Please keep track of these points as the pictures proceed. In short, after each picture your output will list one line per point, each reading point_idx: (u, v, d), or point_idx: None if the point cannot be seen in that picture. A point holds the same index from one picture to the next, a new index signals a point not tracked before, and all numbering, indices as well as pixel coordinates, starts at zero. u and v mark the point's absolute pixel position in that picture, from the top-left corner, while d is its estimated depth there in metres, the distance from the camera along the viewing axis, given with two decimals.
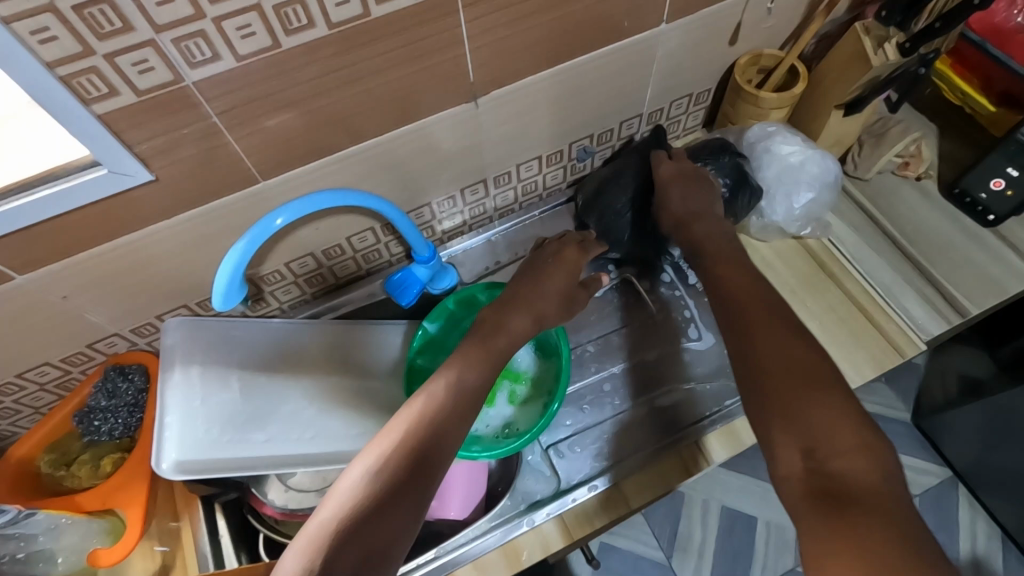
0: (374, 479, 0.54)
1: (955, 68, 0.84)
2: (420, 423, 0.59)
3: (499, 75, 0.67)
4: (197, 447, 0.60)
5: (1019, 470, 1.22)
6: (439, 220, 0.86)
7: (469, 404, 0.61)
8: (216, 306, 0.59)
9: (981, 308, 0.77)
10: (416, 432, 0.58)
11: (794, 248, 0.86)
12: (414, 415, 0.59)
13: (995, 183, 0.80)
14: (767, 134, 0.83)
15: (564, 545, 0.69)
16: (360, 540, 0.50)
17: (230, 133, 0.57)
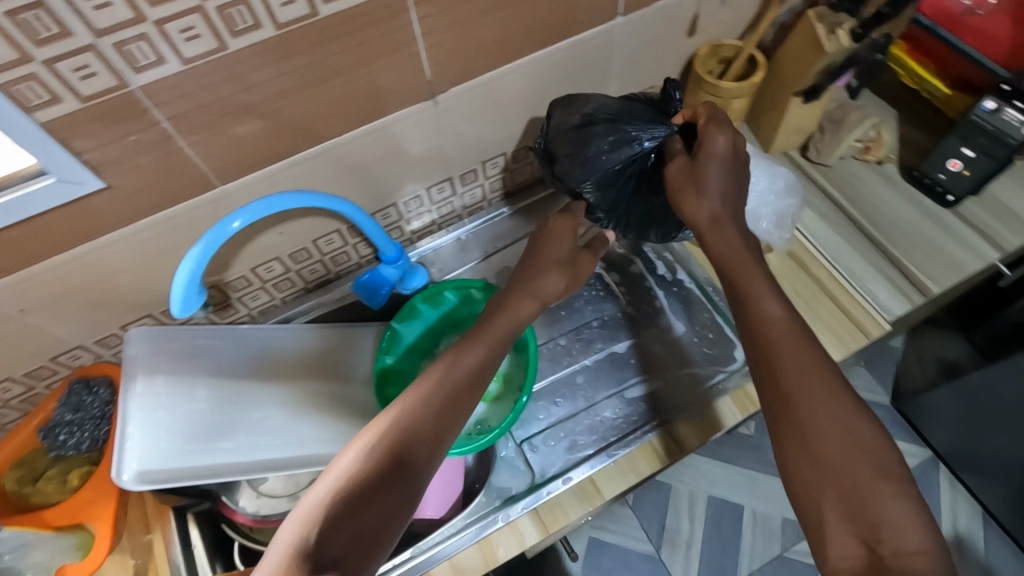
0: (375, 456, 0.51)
1: (910, 53, 0.86)
2: (426, 401, 0.56)
3: (457, 72, 0.67)
4: (162, 457, 0.59)
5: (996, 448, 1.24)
6: (407, 220, 0.86)
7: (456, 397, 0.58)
8: (174, 313, 0.58)
9: (942, 287, 0.79)
10: (420, 411, 0.55)
11: None
12: (421, 393, 0.56)
13: (952, 164, 0.81)
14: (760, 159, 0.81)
15: (540, 538, 0.69)
16: (360, 517, 0.48)
17: (182, 138, 0.56)
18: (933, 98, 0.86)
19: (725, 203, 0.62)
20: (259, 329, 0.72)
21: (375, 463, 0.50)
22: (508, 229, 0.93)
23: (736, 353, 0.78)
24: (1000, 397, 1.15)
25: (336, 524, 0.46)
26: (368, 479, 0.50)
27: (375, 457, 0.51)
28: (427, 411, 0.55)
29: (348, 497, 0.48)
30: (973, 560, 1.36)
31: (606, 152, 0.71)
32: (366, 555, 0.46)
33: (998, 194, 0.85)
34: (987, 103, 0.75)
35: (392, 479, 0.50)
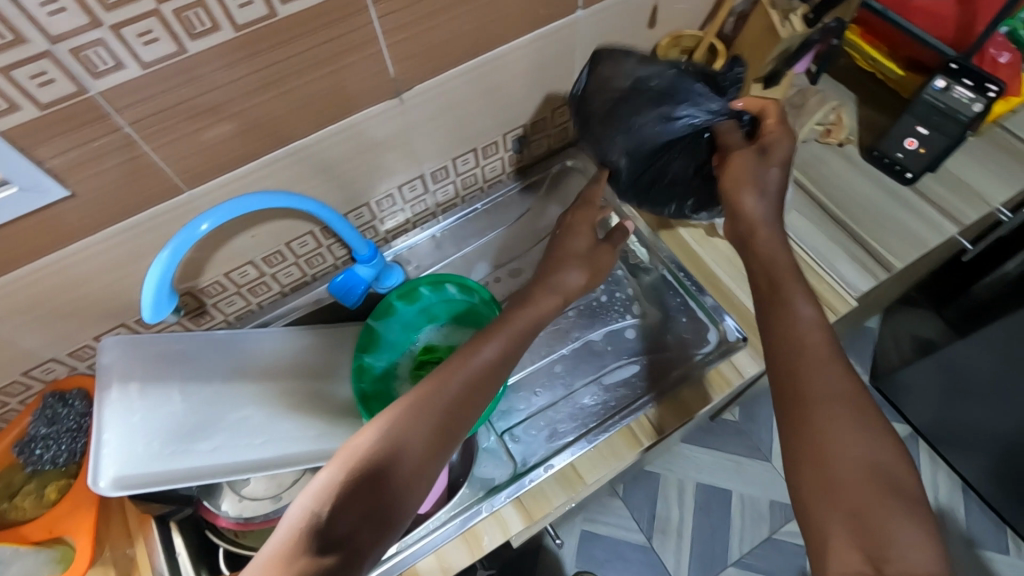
0: (392, 438, 0.53)
1: (864, 38, 0.89)
2: (433, 394, 0.57)
3: (422, 69, 0.68)
4: (137, 463, 0.59)
5: (973, 420, 1.27)
6: (380, 219, 0.86)
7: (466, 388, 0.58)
8: (147, 319, 0.58)
9: (904, 262, 0.81)
10: (427, 403, 0.56)
11: None
12: (430, 387, 0.57)
13: (909, 142, 0.84)
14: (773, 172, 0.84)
15: (524, 526, 0.70)
16: (371, 499, 0.50)
17: (146, 143, 0.57)
18: (887, 79, 0.89)
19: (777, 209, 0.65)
20: (248, 333, 0.73)
21: (381, 454, 0.52)
22: (483, 224, 0.94)
23: (708, 335, 0.80)
24: (972, 370, 1.18)
25: (343, 512, 0.48)
26: (375, 469, 0.51)
27: (381, 447, 0.52)
28: (434, 404, 0.56)
29: (355, 486, 0.50)
30: (956, 531, 1.39)
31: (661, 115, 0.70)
32: (371, 544, 0.48)
33: (954, 170, 0.88)
34: (937, 82, 0.79)
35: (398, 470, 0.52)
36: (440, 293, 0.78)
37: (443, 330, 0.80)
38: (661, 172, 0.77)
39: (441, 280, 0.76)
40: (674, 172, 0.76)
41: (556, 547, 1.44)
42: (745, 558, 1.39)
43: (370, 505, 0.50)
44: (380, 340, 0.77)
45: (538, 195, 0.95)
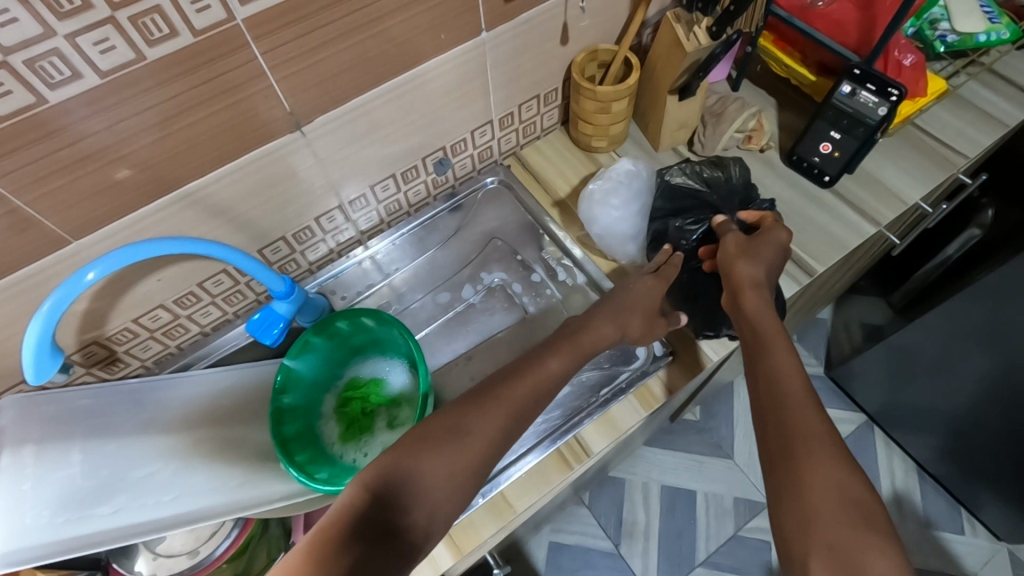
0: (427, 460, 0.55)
1: (776, 43, 0.89)
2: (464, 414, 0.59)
3: (321, 101, 0.66)
4: (33, 532, 0.59)
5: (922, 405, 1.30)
6: (303, 251, 0.84)
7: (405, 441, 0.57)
8: (29, 381, 0.55)
9: (826, 266, 0.82)
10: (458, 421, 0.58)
11: None
12: (465, 407, 0.59)
13: (824, 146, 0.85)
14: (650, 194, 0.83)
15: (454, 561, 0.68)
16: (395, 514, 0.51)
17: (17, 197, 0.53)
18: (801, 85, 0.90)
19: (766, 271, 0.69)
20: (191, 374, 0.71)
21: (408, 463, 0.54)
22: (411, 249, 0.91)
23: (637, 350, 0.79)
24: (914, 358, 1.21)
25: (366, 512, 0.50)
26: (399, 478, 0.53)
27: (407, 457, 0.55)
28: (468, 423, 0.58)
29: (387, 491, 0.52)
30: (911, 514, 1.43)
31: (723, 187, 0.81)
32: (400, 546, 0.49)
33: (869, 169, 0.89)
34: (844, 87, 0.80)
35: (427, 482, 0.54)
36: (359, 325, 0.76)
37: (368, 360, 0.80)
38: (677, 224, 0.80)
39: (357, 315, 0.74)
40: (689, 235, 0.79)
41: (523, 559, 1.42)
42: (712, 557, 1.40)
43: (396, 508, 0.52)
44: (301, 379, 0.74)
45: (466, 215, 0.94)
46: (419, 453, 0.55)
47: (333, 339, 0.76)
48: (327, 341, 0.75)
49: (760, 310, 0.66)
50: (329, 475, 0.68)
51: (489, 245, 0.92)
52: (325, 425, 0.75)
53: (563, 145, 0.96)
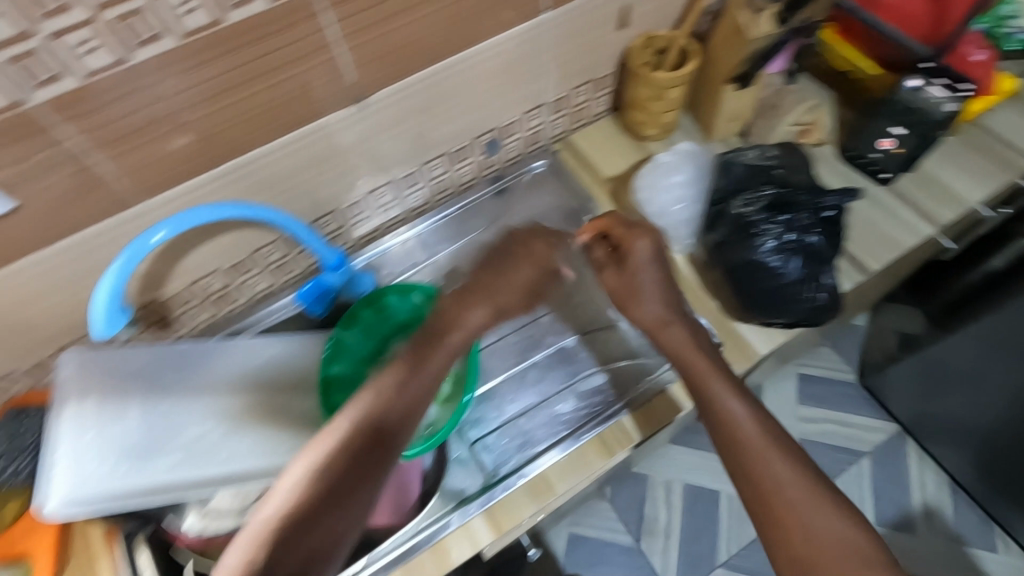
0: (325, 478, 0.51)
1: (838, 34, 0.88)
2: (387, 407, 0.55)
3: (382, 75, 0.67)
4: (94, 481, 0.59)
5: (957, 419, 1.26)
6: (352, 225, 0.85)
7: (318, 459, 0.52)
8: (97, 334, 0.57)
9: (882, 264, 0.81)
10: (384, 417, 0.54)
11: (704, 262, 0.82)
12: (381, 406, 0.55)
13: (884, 143, 0.82)
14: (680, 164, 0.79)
15: (494, 538, 0.69)
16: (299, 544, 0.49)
17: (92, 155, 0.55)
18: (858, 79, 0.88)
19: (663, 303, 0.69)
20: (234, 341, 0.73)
21: (333, 478, 0.51)
22: (454, 230, 0.91)
23: None
24: (948, 370, 1.17)
25: (287, 541, 0.48)
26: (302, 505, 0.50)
27: (336, 469, 0.52)
28: (391, 421, 0.55)
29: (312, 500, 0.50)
30: (941, 528, 1.40)
31: (793, 172, 0.73)
32: None
33: (929, 168, 0.87)
34: (910, 82, 0.77)
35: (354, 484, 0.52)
36: (403, 302, 0.78)
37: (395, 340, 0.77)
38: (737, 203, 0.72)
39: (406, 291, 0.78)
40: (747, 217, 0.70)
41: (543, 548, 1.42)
42: (733, 560, 1.39)
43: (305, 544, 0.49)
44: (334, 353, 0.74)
45: (511, 200, 0.93)
46: (351, 461, 0.52)
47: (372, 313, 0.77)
48: (371, 314, 0.77)
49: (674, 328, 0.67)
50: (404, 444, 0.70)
51: None
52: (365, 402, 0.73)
53: (613, 132, 0.95)
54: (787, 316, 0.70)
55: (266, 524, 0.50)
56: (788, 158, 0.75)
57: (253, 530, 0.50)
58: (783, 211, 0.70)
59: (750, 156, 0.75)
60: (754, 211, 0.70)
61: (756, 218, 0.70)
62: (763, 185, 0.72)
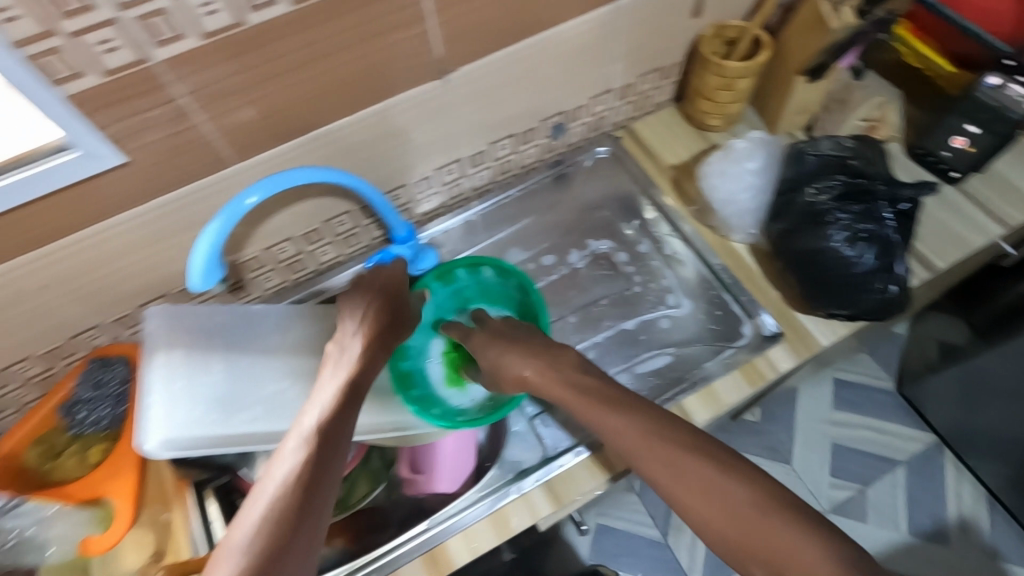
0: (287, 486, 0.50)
1: (914, 32, 0.87)
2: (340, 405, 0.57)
3: (467, 51, 0.68)
4: (185, 425, 0.62)
5: (997, 432, 1.23)
6: (417, 202, 0.87)
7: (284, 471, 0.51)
8: (194, 286, 0.60)
9: (949, 263, 0.80)
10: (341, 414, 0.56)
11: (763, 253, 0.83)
12: (335, 407, 0.57)
13: (956, 141, 0.82)
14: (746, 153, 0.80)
15: (553, 510, 0.70)
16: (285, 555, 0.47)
17: (198, 114, 0.58)
18: (936, 79, 0.87)
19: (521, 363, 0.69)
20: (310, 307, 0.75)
21: (302, 484, 0.51)
22: (514, 212, 0.93)
23: (742, 328, 0.79)
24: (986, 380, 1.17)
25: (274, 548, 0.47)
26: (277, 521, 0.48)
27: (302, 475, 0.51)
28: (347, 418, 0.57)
29: (292, 513, 0.49)
30: (975, 541, 1.37)
31: (867, 162, 0.72)
32: None
33: (1000, 169, 0.86)
34: (991, 79, 0.76)
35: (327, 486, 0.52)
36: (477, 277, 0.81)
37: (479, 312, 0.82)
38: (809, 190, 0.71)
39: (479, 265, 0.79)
40: (818, 203, 0.70)
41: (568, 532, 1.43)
42: None
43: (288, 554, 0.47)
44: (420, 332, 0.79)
45: (571, 186, 0.94)
46: (313, 464, 0.52)
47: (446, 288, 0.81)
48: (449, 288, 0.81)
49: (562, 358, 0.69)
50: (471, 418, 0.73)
51: (593, 215, 0.93)
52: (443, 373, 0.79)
53: (675, 121, 0.95)
54: (853, 308, 0.70)
55: (248, 551, 0.46)
56: (863, 149, 0.74)
57: (234, 561, 0.46)
58: (856, 202, 0.69)
59: (825, 146, 0.74)
60: (828, 198, 0.70)
61: (832, 205, 0.69)
62: (836, 174, 0.71)
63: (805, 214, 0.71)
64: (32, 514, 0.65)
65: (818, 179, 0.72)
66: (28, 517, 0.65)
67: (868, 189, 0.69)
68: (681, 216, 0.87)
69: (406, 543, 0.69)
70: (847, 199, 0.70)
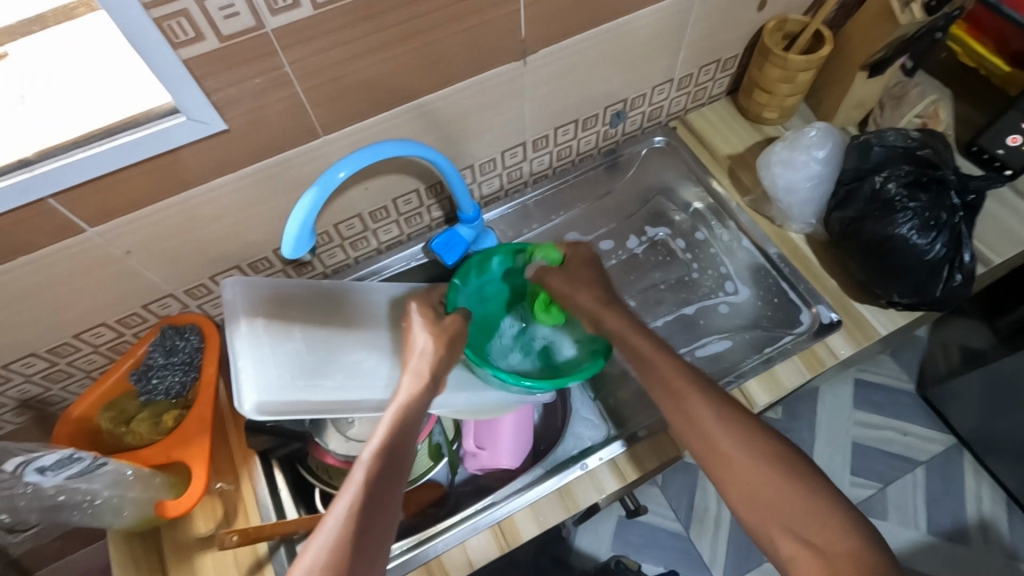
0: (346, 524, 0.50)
1: (970, 32, 0.88)
2: (389, 449, 0.55)
3: (547, 34, 0.70)
4: (275, 390, 0.63)
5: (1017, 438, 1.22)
6: (478, 184, 0.88)
7: (343, 510, 0.51)
8: (286, 255, 0.60)
9: (1003, 257, 0.82)
10: (391, 460, 0.55)
11: (817, 244, 0.85)
12: (389, 446, 0.55)
13: (1012, 139, 0.83)
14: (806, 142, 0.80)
15: (618, 487, 0.72)
16: None
17: (298, 84, 0.59)
18: (990, 75, 0.89)
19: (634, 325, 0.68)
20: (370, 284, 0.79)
21: (360, 524, 0.51)
22: (570, 199, 0.95)
23: (801, 316, 0.81)
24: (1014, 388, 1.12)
25: None
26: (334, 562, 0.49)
27: (359, 514, 0.51)
28: (399, 464, 0.55)
29: (345, 564, 0.49)
30: (995, 542, 1.32)
31: (933, 154, 0.76)
32: None
33: None
34: None
35: (379, 537, 0.52)
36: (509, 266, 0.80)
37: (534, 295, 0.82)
38: (880, 180, 0.76)
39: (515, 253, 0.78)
40: (889, 190, 0.74)
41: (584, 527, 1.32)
42: None
43: None
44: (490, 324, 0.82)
45: (626, 175, 0.96)
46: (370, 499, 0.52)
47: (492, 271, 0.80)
48: (486, 277, 0.79)
49: (622, 329, 0.68)
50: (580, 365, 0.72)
51: (651, 202, 0.96)
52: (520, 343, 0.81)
53: (729, 114, 0.97)
54: (918, 295, 0.74)
55: None
56: (930, 138, 0.78)
57: None
58: (924, 189, 0.74)
59: (893, 141, 0.78)
60: (897, 186, 0.74)
61: (900, 192, 0.74)
62: (903, 164, 0.76)
63: (872, 200, 0.75)
64: (110, 477, 0.64)
65: (891, 168, 0.76)
66: (104, 481, 0.64)
67: (938, 177, 0.73)
68: (734, 202, 0.89)
69: (475, 515, 0.70)
70: (915, 187, 0.74)
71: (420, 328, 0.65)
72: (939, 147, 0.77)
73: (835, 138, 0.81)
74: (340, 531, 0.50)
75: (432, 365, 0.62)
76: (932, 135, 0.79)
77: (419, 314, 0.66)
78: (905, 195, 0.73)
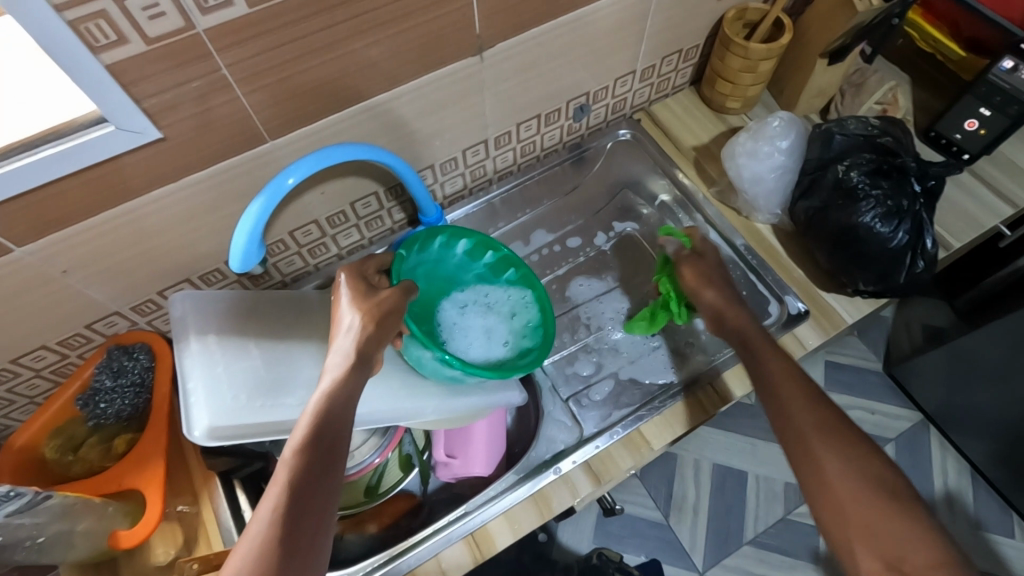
0: (271, 528, 0.46)
1: (926, 17, 0.88)
2: (314, 442, 0.50)
3: (503, 28, 0.67)
4: (229, 413, 0.59)
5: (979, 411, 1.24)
6: (440, 184, 0.85)
7: (270, 516, 0.47)
8: (235, 268, 0.58)
9: (963, 242, 0.83)
10: (319, 453, 0.50)
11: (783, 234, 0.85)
12: (315, 438, 0.50)
13: (968, 124, 0.84)
14: (768, 132, 0.80)
15: (592, 489, 0.71)
16: None
17: (238, 87, 0.55)
18: (946, 61, 0.88)
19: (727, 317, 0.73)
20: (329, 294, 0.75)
21: (287, 527, 0.47)
22: (538, 195, 0.93)
23: (770, 308, 0.80)
24: (975, 365, 1.15)
25: None
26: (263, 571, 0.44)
27: (286, 517, 0.47)
28: (328, 455, 0.50)
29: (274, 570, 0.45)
30: (961, 514, 1.35)
31: (891, 141, 0.76)
32: None
33: (1005, 152, 0.89)
34: (1005, 63, 0.77)
35: (312, 538, 0.48)
36: (450, 250, 0.78)
37: (469, 290, 0.81)
38: (839, 167, 0.76)
39: (455, 237, 0.76)
40: (850, 178, 0.74)
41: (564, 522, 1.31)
42: (760, 537, 1.28)
43: None
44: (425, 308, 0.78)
45: (593, 169, 0.95)
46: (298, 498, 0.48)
47: (434, 253, 0.77)
48: (419, 257, 0.76)
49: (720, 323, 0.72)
50: (530, 355, 0.74)
51: (618, 195, 0.95)
52: (457, 332, 0.77)
53: (692, 104, 0.96)
54: (881, 283, 0.74)
55: None
56: (892, 127, 0.78)
57: None
58: (882, 178, 0.74)
59: (851, 128, 0.78)
60: (857, 173, 0.74)
61: (863, 180, 0.74)
62: (865, 152, 0.76)
63: (839, 188, 0.75)
64: (55, 509, 0.60)
65: (850, 156, 0.76)
66: (50, 514, 0.60)
67: (895, 166, 0.74)
68: (700, 194, 0.88)
69: (446, 527, 0.68)
70: (877, 176, 0.74)
71: (346, 306, 0.59)
72: (897, 132, 0.78)
73: (795, 128, 0.81)
74: (266, 538, 0.46)
75: (359, 345, 0.56)
76: (891, 122, 0.79)
77: (346, 288, 0.60)
78: (869, 183, 0.74)
